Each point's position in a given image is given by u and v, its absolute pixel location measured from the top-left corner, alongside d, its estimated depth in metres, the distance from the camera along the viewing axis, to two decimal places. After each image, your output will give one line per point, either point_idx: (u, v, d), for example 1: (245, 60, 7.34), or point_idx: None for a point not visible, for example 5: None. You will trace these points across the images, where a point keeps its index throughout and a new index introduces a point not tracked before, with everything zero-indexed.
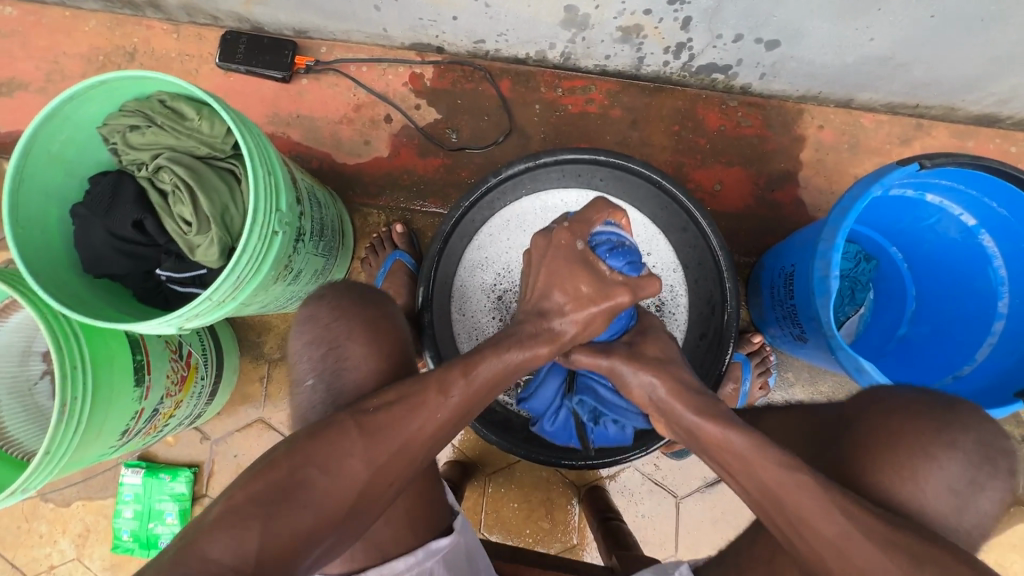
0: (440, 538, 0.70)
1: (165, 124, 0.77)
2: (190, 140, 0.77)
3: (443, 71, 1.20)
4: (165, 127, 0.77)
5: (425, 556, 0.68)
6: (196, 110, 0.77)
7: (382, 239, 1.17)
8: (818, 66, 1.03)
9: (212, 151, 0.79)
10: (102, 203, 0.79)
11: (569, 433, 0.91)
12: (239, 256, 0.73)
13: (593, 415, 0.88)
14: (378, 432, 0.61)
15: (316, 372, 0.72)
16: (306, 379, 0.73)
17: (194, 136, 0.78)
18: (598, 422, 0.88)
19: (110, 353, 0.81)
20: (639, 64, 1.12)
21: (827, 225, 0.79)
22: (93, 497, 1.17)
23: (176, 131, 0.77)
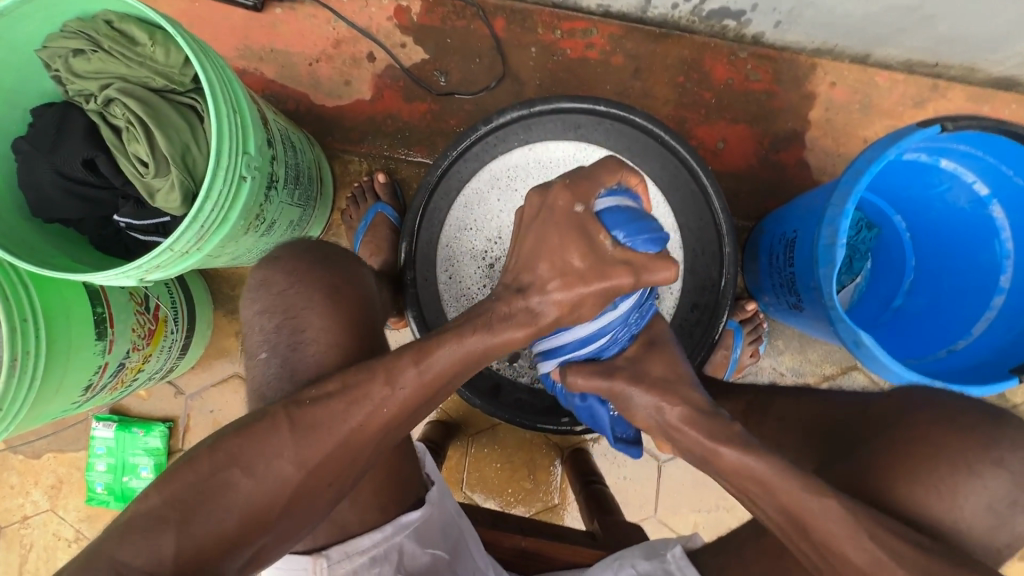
0: (410, 512, 0.69)
1: (113, 49, 0.68)
2: (144, 69, 0.70)
3: (432, 5, 1.09)
4: (113, 53, 0.69)
5: (393, 532, 0.67)
6: (149, 35, 0.69)
7: (364, 189, 1.10)
8: (838, 16, 0.95)
9: (169, 84, 0.71)
10: (47, 140, 0.71)
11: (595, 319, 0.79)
12: (201, 204, 0.67)
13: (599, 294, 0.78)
14: (315, 428, 0.58)
15: (275, 347, 0.68)
16: (259, 353, 0.69)
17: (147, 65, 0.70)
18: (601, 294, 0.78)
19: (66, 304, 0.76)
20: (645, 5, 1.03)
21: (838, 189, 0.74)
22: (64, 450, 1.14)
23: (126, 57, 0.69)
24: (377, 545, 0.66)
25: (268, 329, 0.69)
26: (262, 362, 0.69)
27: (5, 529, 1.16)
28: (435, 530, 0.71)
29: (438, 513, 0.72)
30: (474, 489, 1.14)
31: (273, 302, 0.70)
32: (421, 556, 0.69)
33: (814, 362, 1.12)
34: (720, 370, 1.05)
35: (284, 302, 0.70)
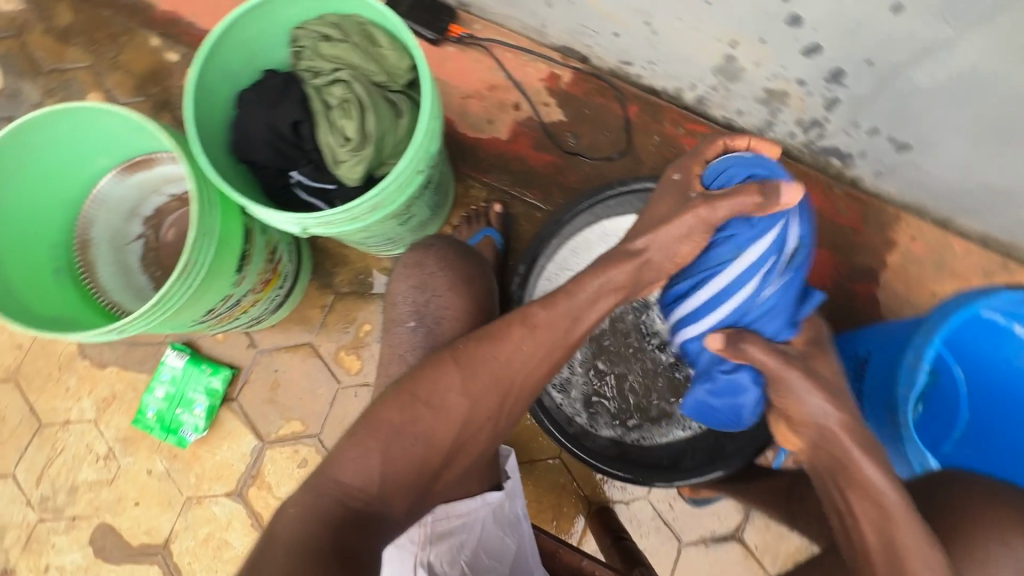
0: (494, 491, 0.74)
1: (356, 44, 0.83)
2: (373, 64, 0.83)
3: (580, 79, 1.24)
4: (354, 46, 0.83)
5: (480, 505, 0.72)
6: (388, 39, 0.83)
7: (479, 213, 1.22)
8: (935, 180, 1.07)
9: (387, 81, 0.85)
10: (270, 96, 0.84)
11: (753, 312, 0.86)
12: (388, 182, 0.78)
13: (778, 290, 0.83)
14: (470, 368, 0.67)
15: (417, 315, 0.86)
16: (407, 321, 0.86)
17: (376, 62, 0.83)
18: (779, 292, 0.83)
19: (230, 233, 0.85)
20: (766, 128, 1.16)
21: (924, 322, 0.81)
22: (129, 368, 1.19)
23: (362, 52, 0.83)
24: (465, 515, 0.71)
25: (418, 301, 0.87)
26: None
27: (44, 427, 1.19)
28: (506, 516, 0.75)
29: (509, 504, 0.76)
30: None
31: (422, 280, 0.88)
32: (495, 537, 0.73)
33: None
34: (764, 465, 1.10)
35: (432, 283, 0.88)
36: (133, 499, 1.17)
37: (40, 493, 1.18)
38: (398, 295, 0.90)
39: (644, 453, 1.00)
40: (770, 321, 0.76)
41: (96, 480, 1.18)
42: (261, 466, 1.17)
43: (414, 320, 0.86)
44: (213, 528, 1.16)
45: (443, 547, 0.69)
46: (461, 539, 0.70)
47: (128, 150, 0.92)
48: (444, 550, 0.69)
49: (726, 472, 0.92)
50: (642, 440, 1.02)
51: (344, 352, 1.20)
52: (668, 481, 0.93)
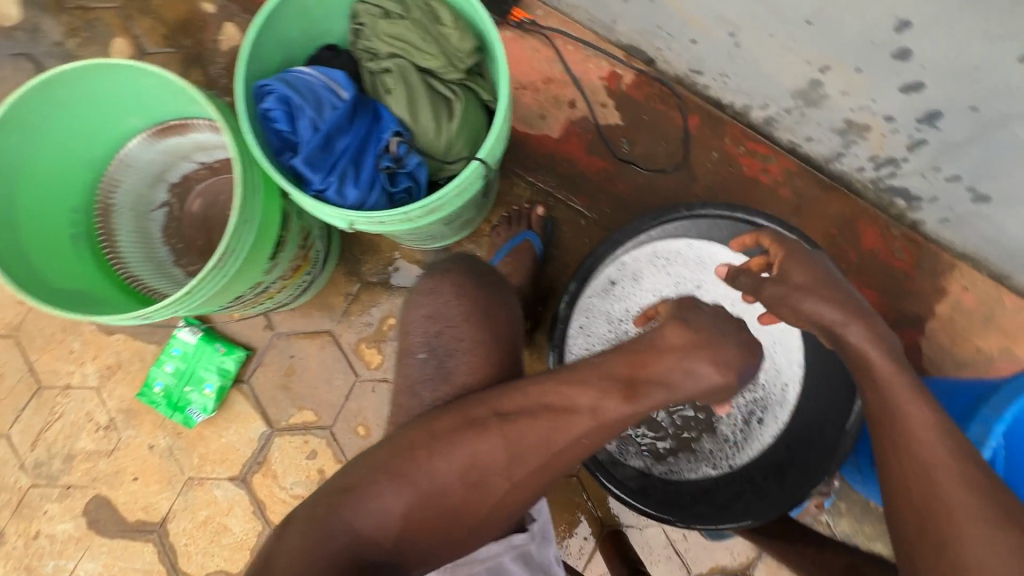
0: (519, 533, 0.69)
1: (417, 21, 0.72)
2: (432, 45, 0.72)
3: (643, 82, 1.18)
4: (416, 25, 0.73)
5: (504, 549, 0.68)
6: (454, 19, 0.72)
7: (521, 214, 1.15)
8: (1004, 235, 1.03)
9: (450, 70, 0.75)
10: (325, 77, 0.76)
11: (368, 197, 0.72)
12: (450, 188, 0.70)
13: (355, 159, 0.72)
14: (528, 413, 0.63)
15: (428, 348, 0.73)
16: (416, 353, 0.74)
17: (438, 44, 0.73)
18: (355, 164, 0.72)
19: (269, 218, 0.78)
20: (832, 158, 1.11)
21: (995, 394, 0.77)
22: (137, 337, 1.14)
23: (424, 32, 0.73)
24: (488, 558, 0.67)
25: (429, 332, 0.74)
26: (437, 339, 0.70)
27: (44, 390, 1.14)
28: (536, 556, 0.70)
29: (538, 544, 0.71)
30: None
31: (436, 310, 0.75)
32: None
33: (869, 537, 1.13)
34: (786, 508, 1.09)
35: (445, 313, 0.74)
36: (132, 473, 1.12)
37: (35, 458, 1.13)
38: (409, 324, 0.76)
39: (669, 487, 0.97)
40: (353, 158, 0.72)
41: (94, 450, 1.13)
42: (268, 454, 1.12)
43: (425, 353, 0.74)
44: (214, 512, 1.11)
45: None
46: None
47: (159, 112, 0.84)
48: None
49: (757, 523, 0.85)
50: (669, 474, 0.99)
51: (365, 345, 1.14)
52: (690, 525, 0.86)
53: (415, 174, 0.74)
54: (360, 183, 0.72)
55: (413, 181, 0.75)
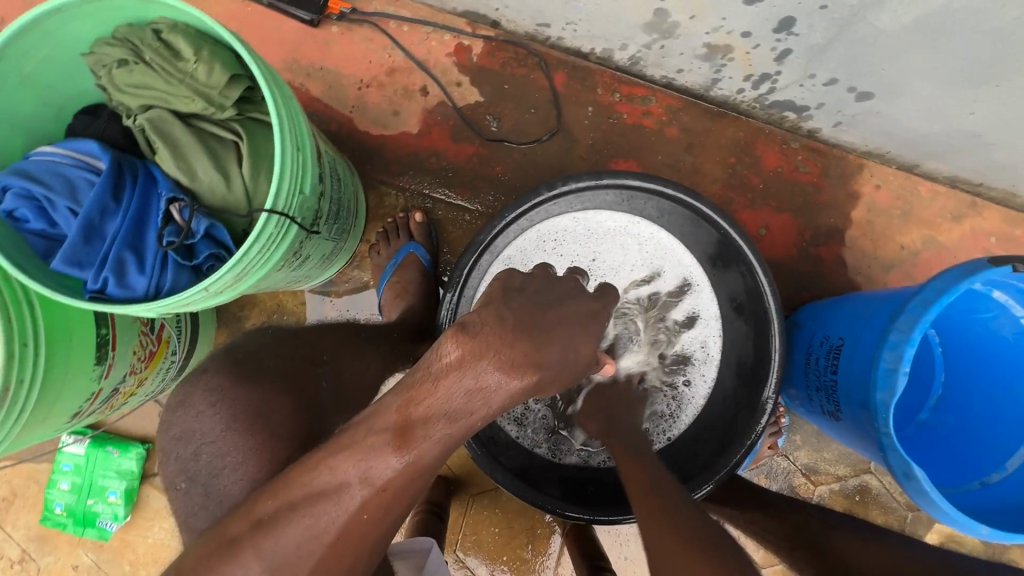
0: None
1: (155, 62, 0.61)
2: (183, 85, 0.61)
3: (494, 48, 1.06)
4: (155, 67, 0.61)
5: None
6: (194, 49, 0.60)
7: (397, 226, 1.05)
8: (900, 128, 0.95)
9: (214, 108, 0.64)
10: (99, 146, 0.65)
11: (163, 275, 0.62)
12: (250, 246, 0.61)
13: (136, 242, 0.61)
14: None
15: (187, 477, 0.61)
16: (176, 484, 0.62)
17: (188, 83, 0.61)
18: (138, 246, 0.61)
19: (70, 323, 0.68)
20: (710, 85, 1.01)
21: (903, 313, 0.72)
22: (24, 460, 1.04)
23: (167, 73, 0.61)
24: None
25: None
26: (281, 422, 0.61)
27: None
28: None
29: None
30: (468, 552, 1.08)
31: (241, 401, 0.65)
32: None
33: (830, 462, 1.10)
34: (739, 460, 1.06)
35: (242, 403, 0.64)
36: None
37: None
38: None
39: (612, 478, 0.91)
40: (134, 242, 0.61)
41: None
42: None
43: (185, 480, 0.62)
44: None
45: None
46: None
47: None
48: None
49: (712, 488, 0.80)
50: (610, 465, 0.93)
51: None
52: None
53: (214, 237, 0.64)
54: (148, 268, 0.61)
55: (216, 244, 0.64)
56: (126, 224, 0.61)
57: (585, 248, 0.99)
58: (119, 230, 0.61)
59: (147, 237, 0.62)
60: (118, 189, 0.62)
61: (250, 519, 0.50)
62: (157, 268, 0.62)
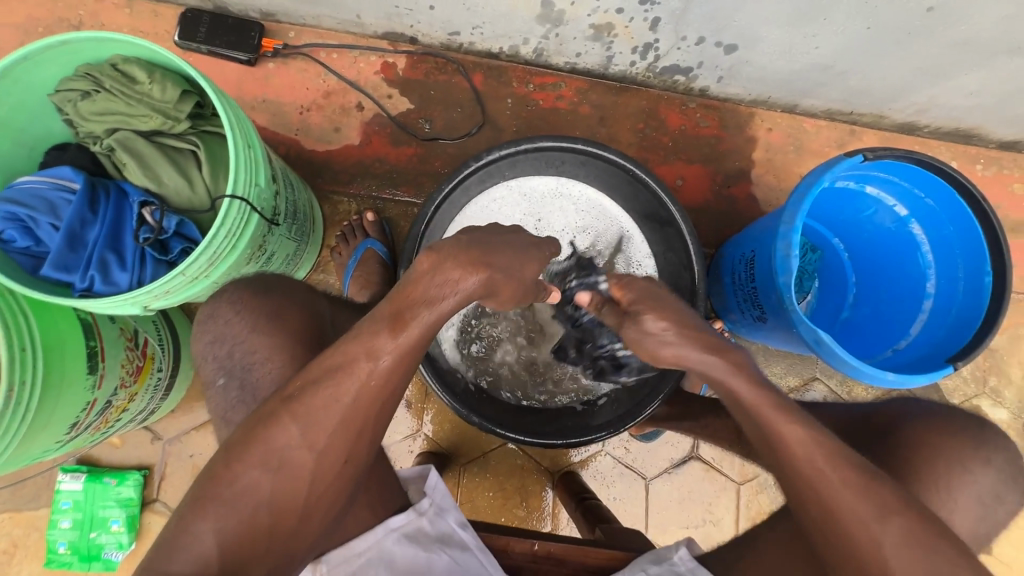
0: (397, 516, 0.70)
1: (114, 89, 0.71)
2: (141, 106, 0.72)
3: (416, 61, 1.20)
4: (115, 93, 0.71)
5: (384, 535, 0.69)
6: (147, 72, 0.71)
7: (354, 227, 1.15)
8: (769, 71, 1.11)
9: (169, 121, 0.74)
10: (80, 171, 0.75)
11: (144, 270, 0.72)
12: (217, 230, 0.70)
13: (116, 244, 0.71)
14: (361, 410, 0.62)
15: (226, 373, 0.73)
16: (216, 380, 0.73)
17: (146, 102, 0.72)
18: (118, 248, 0.71)
19: (62, 336, 0.75)
20: (607, 63, 1.17)
21: (786, 209, 0.85)
22: (22, 509, 1.06)
23: (126, 97, 0.71)
24: (365, 550, 0.67)
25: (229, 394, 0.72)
26: (268, 378, 0.70)
27: None
28: (425, 535, 0.71)
29: (427, 524, 0.72)
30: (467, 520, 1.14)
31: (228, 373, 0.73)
32: (416, 559, 0.68)
33: (779, 375, 1.21)
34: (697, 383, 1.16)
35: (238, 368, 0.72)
36: None
37: None
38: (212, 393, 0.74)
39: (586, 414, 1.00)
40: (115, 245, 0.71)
41: None
42: None
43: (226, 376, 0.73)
44: None
45: None
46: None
47: None
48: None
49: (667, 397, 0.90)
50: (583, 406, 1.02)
51: None
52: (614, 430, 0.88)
53: (184, 233, 0.73)
54: (128, 264, 0.71)
55: (187, 240, 0.74)
56: (104, 230, 0.70)
57: (529, 212, 1.11)
58: (99, 236, 0.70)
59: (125, 240, 0.72)
60: (93, 201, 0.71)
61: (286, 400, 0.61)
62: (138, 264, 0.71)
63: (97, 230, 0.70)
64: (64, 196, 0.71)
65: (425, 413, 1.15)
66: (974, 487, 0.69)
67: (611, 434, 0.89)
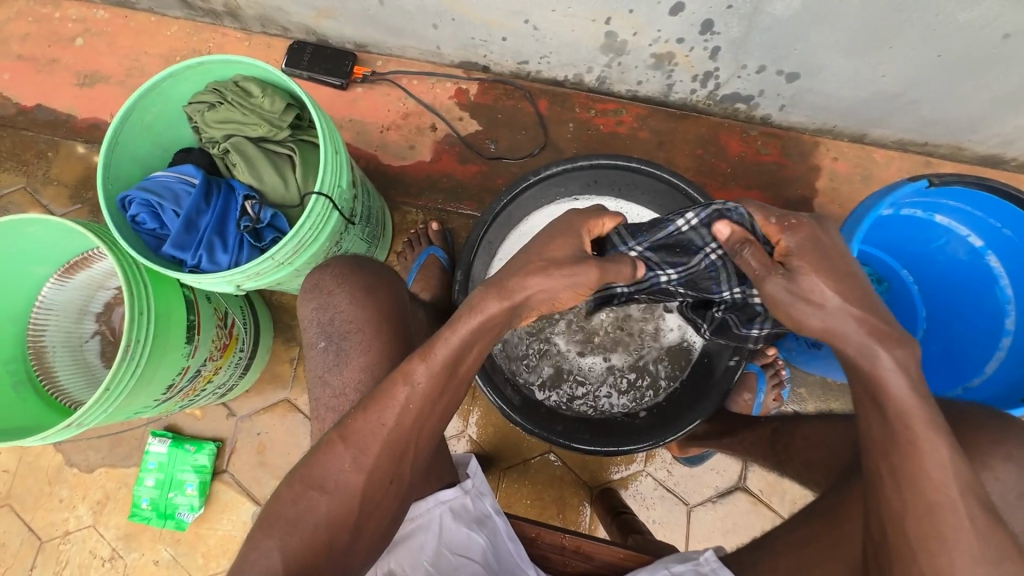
0: (448, 490, 0.76)
1: (234, 100, 0.84)
2: (253, 116, 0.84)
3: (487, 88, 1.30)
4: (233, 104, 0.84)
5: (434, 506, 0.74)
6: (261, 88, 0.84)
7: (419, 235, 1.25)
8: (834, 100, 1.11)
9: (274, 129, 0.86)
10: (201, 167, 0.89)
11: (241, 253, 0.83)
12: (303, 222, 0.80)
13: (221, 230, 0.83)
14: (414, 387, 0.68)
15: (327, 336, 0.80)
16: (318, 343, 0.81)
17: (256, 112, 0.85)
18: (222, 233, 0.83)
19: (169, 307, 0.87)
20: (668, 91, 1.22)
21: (843, 232, 0.85)
22: (117, 465, 1.21)
23: (242, 107, 0.84)
24: (417, 516, 0.74)
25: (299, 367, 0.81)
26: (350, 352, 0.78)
27: (45, 543, 1.19)
28: (470, 514, 0.76)
29: (472, 504, 0.76)
30: None
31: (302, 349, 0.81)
32: (459, 535, 0.74)
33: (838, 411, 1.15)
34: (746, 411, 1.11)
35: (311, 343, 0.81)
36: None
37: None
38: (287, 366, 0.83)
39: (632, 422, 0.99)
40: (221, 230, 0.83)
41: None
42: None
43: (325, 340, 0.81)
44: None
45: (401, 556, 0.73)
46: (420, 540, 0.73)
47: (61, 256, 0.96)
48: (404, 554, 0.73)
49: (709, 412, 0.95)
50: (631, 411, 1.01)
51: None
52: (659, 440, 0.94)
53: (275, 225, 0.85)
54: (229, 247, 0.83)
55: (278, 231, 0.86)
56: (213, 217, 0.83)
57: None
58: (209, 222, 0.82)
59: (229, 227, 0.83)
60: (207, 194, 0.84)
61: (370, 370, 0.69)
62: (238, 248, 0.83)
63: (208, 217, 0.83)
64: (185, 189, 0.84)
65: (470, 415, 1.20)
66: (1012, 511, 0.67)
67: (651, 446, 0.94)
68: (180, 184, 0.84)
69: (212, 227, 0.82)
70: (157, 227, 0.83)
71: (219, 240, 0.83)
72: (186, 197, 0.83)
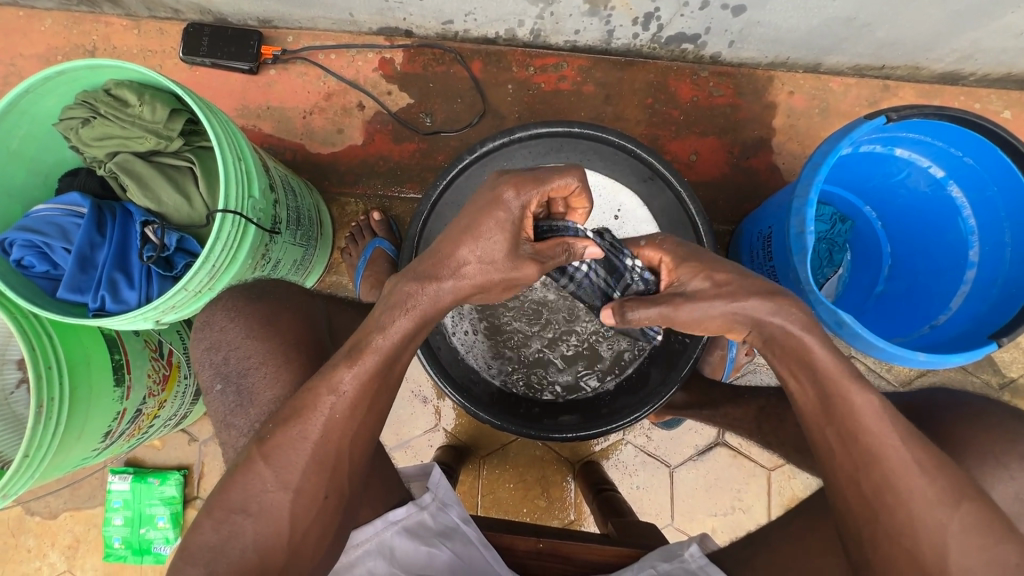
0: (397, 509, 0.73)
1: (109, 113, 0.73)
2: (135, 128, 0.74)
3: (413, 54, 1.18)
4: (109, 117, 0.73)
5: (383, 527, 0.72)
6: (138, 95, 0.73)
7: (361, 227, 1.16)
8: (784, 31, 1.03)
9: (163, 140, 0.76)
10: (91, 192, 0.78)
11: (152, 286, 0.76)
12: (212, 245, 0.71)
13: (124, 263, 0.75)
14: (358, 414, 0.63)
15: (221, 378, 0.75)
16: (213, 386, 0.76)
17: (138, 124, 0.74)
18: (125, 266, 0.75)
19: (87, 353, 0.79)
20: (609, 38, 1.12)
21: (799, 183, 0.79)
22: (81, 507, 1.15)
23: (122, 121, 0.73)
24: (362, 543, 0.72)
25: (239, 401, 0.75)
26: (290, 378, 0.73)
27: None
28: (427, 531, 0.74)
29: (429, 518, 0.75)
30: (489, 511, 1.15)
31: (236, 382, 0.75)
32: (417, 554, 0.72)
33: None
34: (718, 371, 1.08)
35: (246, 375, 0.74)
36: None
37: None
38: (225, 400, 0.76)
39: (600, 401, 0.96)
40: (124, 264, 0.75)
41: None
42: None
43: (221, 382, 0.76)
44: None
45: None
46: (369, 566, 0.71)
47: None
48: None
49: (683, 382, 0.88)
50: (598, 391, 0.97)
51: None
52: (633, 418, 0.88)
53: (185, 248, 0.77)
54: (136, 282, 0.75)
55: (189, 254, 0.77)
56: (111, 250, 0.74)
57: None
58: (108, 256, 0.74)
59: (132, 259, 0.75)
60: (100, 225, 0.75)
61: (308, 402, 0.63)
62: (147, 281, 0.76)
63: (106, 251, 0.74)
64: (73, 221, 0.74)
65: (442, 407, 1.16)
66: (980, 457, 0.67)
67: (627, 424, 0.88)
68: (65, 216, 0.74)
69: (113, 261, 0.74)
70: (47, 268, 0.73)
71: (122, 275, 0.74)
72: (76, 230, 0.73)
